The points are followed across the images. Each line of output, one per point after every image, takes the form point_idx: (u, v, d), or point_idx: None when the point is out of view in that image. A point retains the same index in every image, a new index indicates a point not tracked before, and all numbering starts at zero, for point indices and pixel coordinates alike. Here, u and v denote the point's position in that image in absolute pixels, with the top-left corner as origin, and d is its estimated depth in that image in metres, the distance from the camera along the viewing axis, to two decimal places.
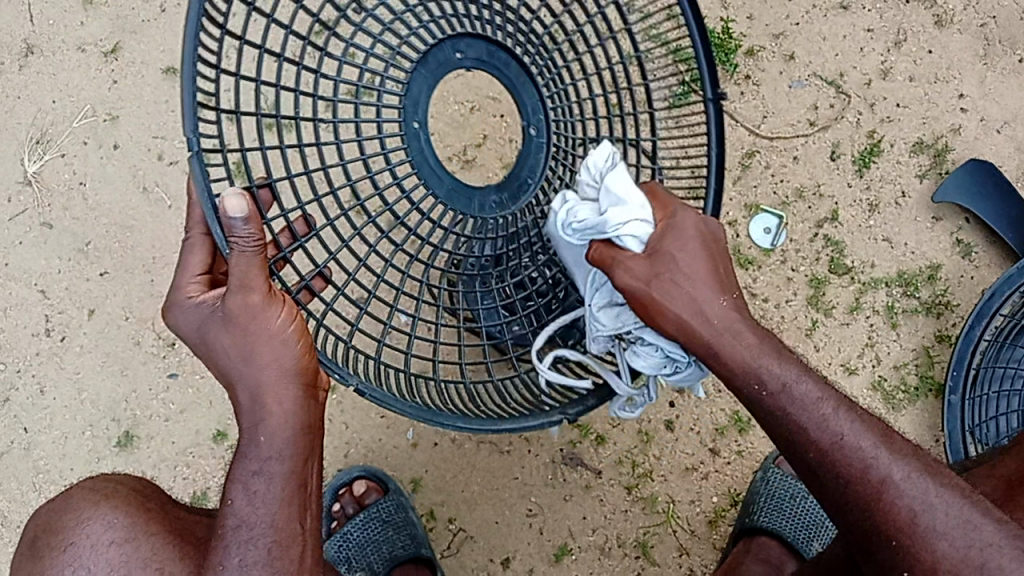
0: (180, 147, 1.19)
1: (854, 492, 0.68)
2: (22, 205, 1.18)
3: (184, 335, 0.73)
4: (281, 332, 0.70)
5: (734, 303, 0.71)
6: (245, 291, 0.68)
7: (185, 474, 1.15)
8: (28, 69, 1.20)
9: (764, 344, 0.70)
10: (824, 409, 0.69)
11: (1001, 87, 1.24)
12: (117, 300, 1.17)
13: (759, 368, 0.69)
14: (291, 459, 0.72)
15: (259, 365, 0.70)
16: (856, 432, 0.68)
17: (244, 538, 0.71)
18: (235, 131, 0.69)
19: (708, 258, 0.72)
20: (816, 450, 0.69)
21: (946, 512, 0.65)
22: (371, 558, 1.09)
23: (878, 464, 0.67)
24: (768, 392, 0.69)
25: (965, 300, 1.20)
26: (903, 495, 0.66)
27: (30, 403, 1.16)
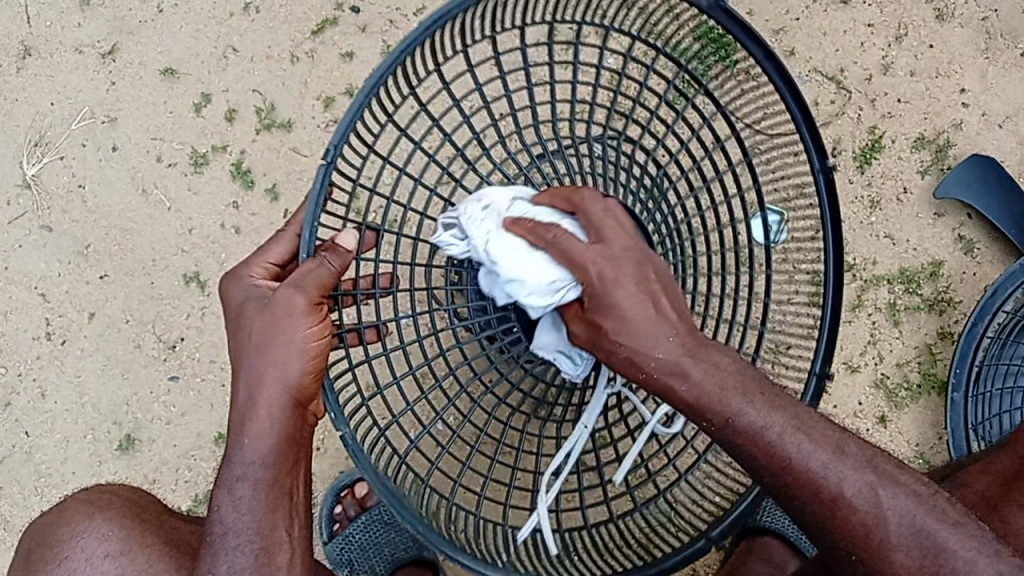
0: (179, 149, 1.19)
1: (807, 512, 0.66)
2: (21, 208, 1.18)
3: (227, 309, 0.77)
4: (301, 344, 0.71)
5: (679, 343, 0.66)
6: (296, 293, 0.71)
7: (187, 477, 1.15)
8: (25, 72, 1.19)
9: (713, 379, 0.65)
10: (776, 436, 0.65)
11: (1003, 81, 1.23)
12: (117, 303, 1.17)
13: (707, 407, 0.65)
14: (274, 466, 0.72)
15: (264, 369, 0.71)
16: (805, 454, 0.65)
17: (229, 545, 0.71)
18: (370, 170, 0.74)
19: (643, 298, 0.67)
20: (770, 474, 0.66)
21: (896, 522, 0.64)
22: (373, 560, 1.08)
23: (831, 480, 0.64)
24: (716, 427, 0.66)
25: (968, 297, 1.20)
26: (857, 511, 0.64)
27: (31, 407, 1.16)
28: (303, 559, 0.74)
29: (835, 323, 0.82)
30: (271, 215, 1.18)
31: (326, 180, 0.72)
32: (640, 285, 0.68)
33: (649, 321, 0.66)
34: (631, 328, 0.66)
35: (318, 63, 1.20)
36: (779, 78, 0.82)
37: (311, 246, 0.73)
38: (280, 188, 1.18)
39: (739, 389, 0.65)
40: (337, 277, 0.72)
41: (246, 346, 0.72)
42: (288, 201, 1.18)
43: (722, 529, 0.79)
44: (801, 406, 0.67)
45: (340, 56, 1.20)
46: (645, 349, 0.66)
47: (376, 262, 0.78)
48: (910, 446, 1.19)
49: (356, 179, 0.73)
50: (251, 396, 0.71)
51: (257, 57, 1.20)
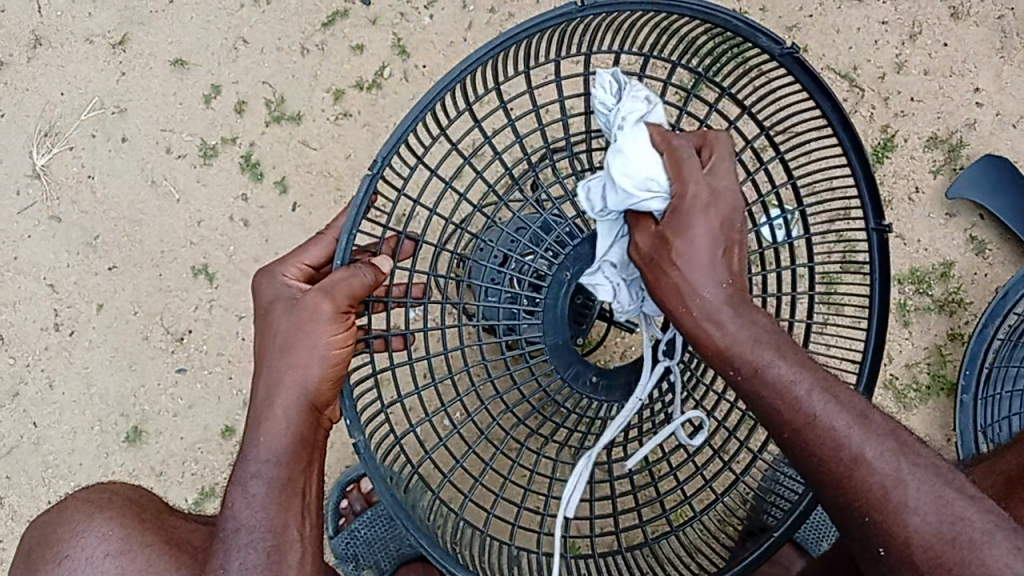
0: (188, 141, 1.19)
1: (824, 470, 0.64)
2: (31, 198, 1.18)
3: (258, 305, 0.78)
4: (323, 350, 0.70)
5: (730, 292, 0.66)
6: (322, 299, 0.70)
7: (194, 469, 1.15)
8: (35, 61, 1.19)
9: (750, 331, 0.65)
10: (806, 391, 0.64)
11: (1018, 81, 1.22)
12: (126, 294, 1.17)
13: (735, 351, 0.65)
14: (287, 465, 0.72)
15: (285, 369, 0.71)
16: (830, 412, 0.64)
17: (242, 541, 0.71)
18: (415, 185, 0.72)
19: (714, 240, 0.66)
20: (789, 430, 0.65)
21: (916, 487, 0.62)
22: (378, 556, 1.08)
23: (851, 442, 0.64)
24: (741, 376, 0.65)
25: (979, 298, 1.19)
26: (875, 474, 0.63)
27: (39, 397, 1.16)
28: (314, 559, 0.74)
29: (870, 386, 0.77)
30: (281, 208, 1.18)
31: (371, 190, 0.70)
32: (720, 227, 0.66)
33: (711, 262, 0.66)
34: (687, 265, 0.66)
35: (328, 55, 1.19)
36: (841, 125, 0.76)
37: (348, 253, 0.71)
38: (290, 181, 1.18)
39: (774, 344, 0.65)
40: (371, 289, 0.71)
41: (270, 346, 0.72)
42: (297, 194, 1.18)
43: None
44: (832, 376, 0.67)
45: (350, 49, 1.19)
46: (691, 286, 0.66)
47: (412, 271, 0.76)
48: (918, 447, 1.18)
49: (402, 193, 0.71)
50: (269, 394, 0.71)
51: (267, 49, 1.19)
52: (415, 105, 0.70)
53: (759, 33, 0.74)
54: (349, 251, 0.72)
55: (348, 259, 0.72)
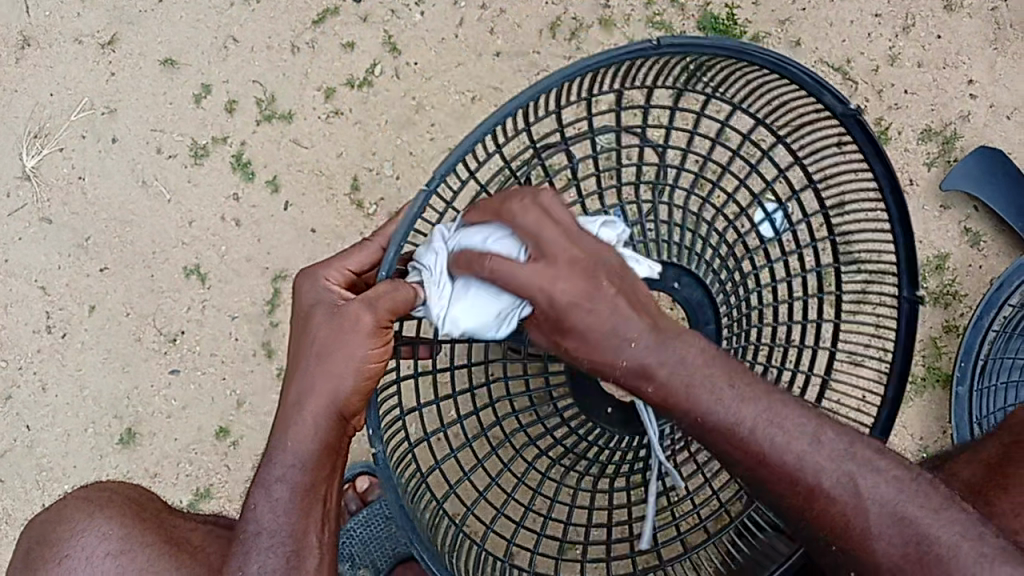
0: (179, 141, 1.18)
1: (787, 494, 0.64)
2: (21, 200, 1.17)
3: (295, 305, 0.75)
4: (359, 361, 0.70)
5: (642, 349, 0.63)
6: (366, 309, 0.69)
7: (189, 470, 1.15)
8: (24, 62, 1.18)
9: (680, 376, 0.63)
10: (751, 427, 0.63)
11: (1012, 72, 1.22)
12: (118, 296, 1.16)
13: (672, 405, 0.64)
14: (312, 471, 0.72)
15: (319, 376, 0.70)
16: (779, 447, 0.63)
17: (264, 544, 0.72)
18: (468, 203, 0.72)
19: (597, 314, 0.62)
20: (745, 464, 0.64)
21: (877, 512, 0.62)
22: (375, 555, 1.06)
23: (808, 473, 0.63)
24: (686, 423, 0.65)
25: (973, 290, 1.19)
26: (836, 502, 0.63)
27: (32, 400, 1.15)
28: (331, 562, 0.74)
29: (890, 423, 0.81)
30: (273, 208, 1.17)
31: (423, 204, 0.71)
32: (592, 296, 0.62)
33: (608, 337, 0.62)
34: (590, 346, 0.63)
35: (319, 53, 1.19)
36: (890, 188, 0.79)
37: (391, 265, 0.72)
38: (282, 180, 1.18)
39: (706, 384, 0.63)
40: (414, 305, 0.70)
41: (308, 349, 0.71)
42: (290, 193, 1.18)
43: None
44: (775, 394, 0.65)
45: (341, 47, 1.19)
46: (607, 360, 0.63)
47: None
48: (914, 439, 1.18)
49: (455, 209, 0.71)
50: (298, 400, 0.70)
51: (257, 47, 1.19)
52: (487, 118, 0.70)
53: (825, 90, 0.75)
54: (393, 263, 0.73)
55: (391, 270, 0.73)
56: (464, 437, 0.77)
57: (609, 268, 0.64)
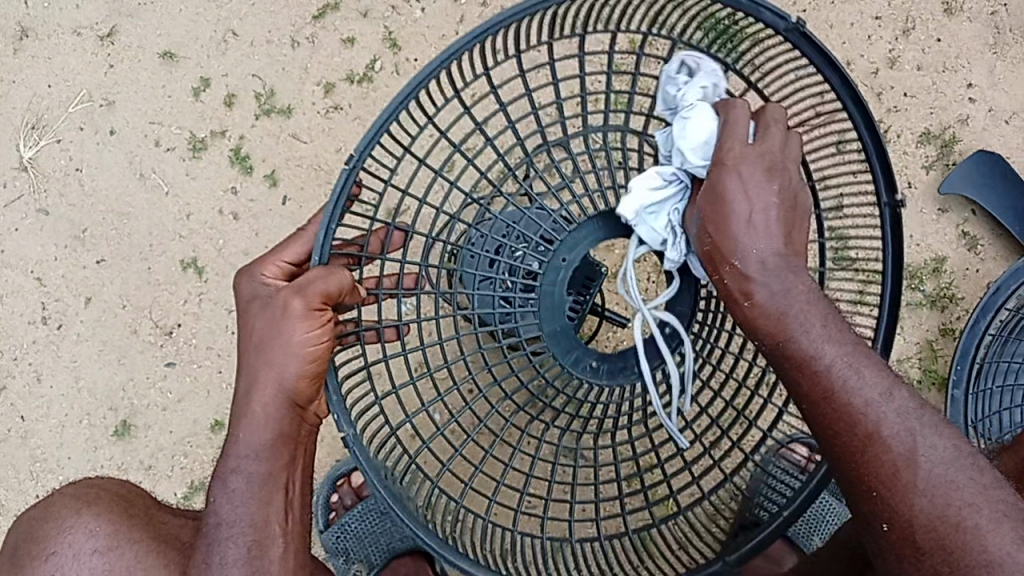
0: (178, 133, 1.18)
1: (843, 441, 0.63)
2: (18, 191, 1.16)
3: (240, 304, 0.79)
4: (297, 347, 0.70)
5: (766, 252, 0.66)
6: (294, 296, 0.70)
7: (183, 463, 1.15)
8: (23, 53, 1.18)
9: (777, 299, 0.65)
10: (830, 363, 0.63)
11: (1011, 76, 1.22)
12: (114, 288, 1.16)
13: (770, 313, 0.65)
14: (268, 461, 0.71)
15: (261, 367, 0.71)
16: (852, 389, 0.62)
17: (223, 537, 0.70)
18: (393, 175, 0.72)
19: (747, 204, 0.67)
20: (810, 400, 0.64)
21: (929, 469, 0.60)
22: (369, 550, 1.07)
23: (872, 416, 0.62)
24: (767, 345, 0.66)
25: (970, 294, 1.19)
26: (890, 450, 0.61)
27: (27, 392, 1.15)
28: (297, 551, 0.72)
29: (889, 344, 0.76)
30: (271, 202, 1.17)
31: (347, 184, 0.71)
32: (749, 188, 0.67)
33: (739, 225, 0.67)
34: (716, 225, 0.68)
35: (319, 47, 1.18)
36: (849, 97, 0.75)
37: (323, 252, 0.72)
38: (280, 174, 1.17)
39: (802, 317, 0.64)
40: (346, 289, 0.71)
41: (249, 345, 0.73)
42: (288, 187, 1.17)
43: (739, 555, 0.77)
44: (863, 348, 0.65)
45: (341, 42, 1.18)
46: (726, 242, 0.67)
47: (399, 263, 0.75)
48: None
49: (377, 184, 0.71)
50: (248, 392, 0.71)
51: (257, 41, 1.18)
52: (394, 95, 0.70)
53: (761, 8, 0.72)
54: (326, 249, 0.72)
55: (326, 256, 0.72)
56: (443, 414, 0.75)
57: (787, 182, 0.68)
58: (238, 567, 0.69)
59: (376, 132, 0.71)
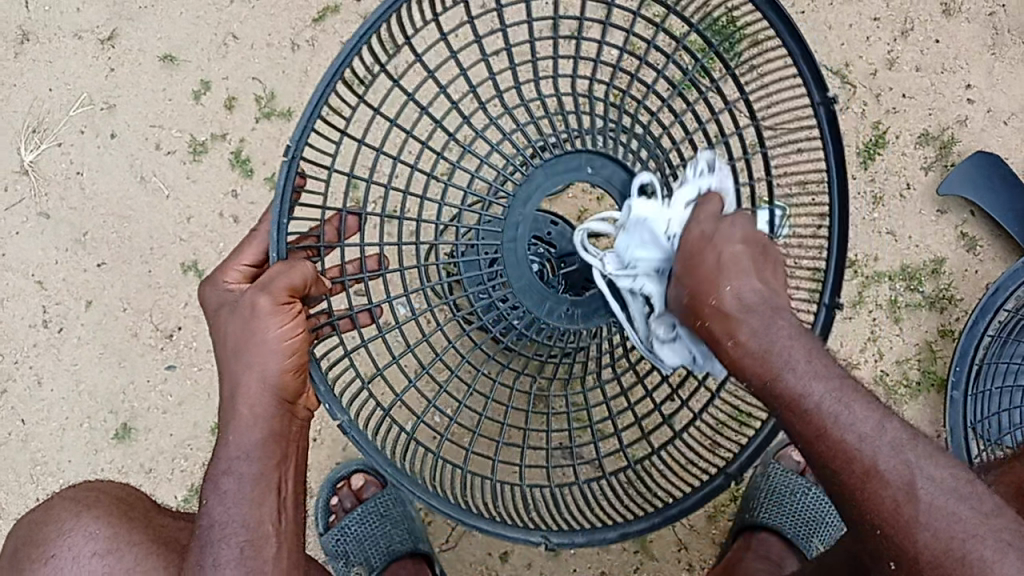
0: (178, 137, 1.18)
1: (842, 478, 0.62)
2: (19, 194, 1.17)
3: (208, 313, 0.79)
4: (274, 342, 0.70)
5: (742, 295, 0.66)
6: (260, 294, 0.70)
7: (184, 466, 1.15)
8: (24, 56, 1.18)
9: (760, 339, 0.65)
10: (817, 400, 0.63)
11: (1009, 78, 1.22)
12: (114, 291, 1.16)
13: (753, 359, 0.65)
14: (259, 462, 0.71)
15: (241, 368, 0.70)
16: (843, 425, 0.62)
17: (216, 539, 0.70)
18: (334, 155, 0.73)
19: (718, 252, 0.68)
20: (804, 441, 0.64)
21: (929, 502, 0.60)
22: (369, 552, 1.07)
23: (864, 451, 0.62)
24: (754, 387, 0.65)
25: (969, 295, 1.19)
26: (888, 485, 0.61)
27: (28, 395, 1.15)
28: (290, 550, 0.73)
29: (842, 261, 0.80)
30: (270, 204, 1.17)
31: (289, 176, 0.72)
32: (721, 239, 0.69)
33: (717, 270, 0.67)
34: (694, 275, 0.69)
35: (319, 50, 1.19)
36: (788, 31, 0.78)
37: (281, 251, 0.73)
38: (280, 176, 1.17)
39: (785, 356, 0.64)
40: (308, 280, 0.71)
41: (224, 348, 0.73)
42: None
43: (742, 464, 0.79)
44: (849, 382, 0.65)
45: (341, 44, 1.19)
46: (702, 289, 0.68)
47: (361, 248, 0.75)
48: None
49: (321, 169, 0.72)
50: (231, 393, 0.71)
51: (257, 44, 1.19)
52: (317, 85, 0.71)
53: None
54: (284, 245, 0.74)
55: (284, 252, 0.74)
56: (425, 373, 0.78)
57: (758, 236, 0.70)
58: (232, 567, 0.69)
59: (308, 122, 0.71)
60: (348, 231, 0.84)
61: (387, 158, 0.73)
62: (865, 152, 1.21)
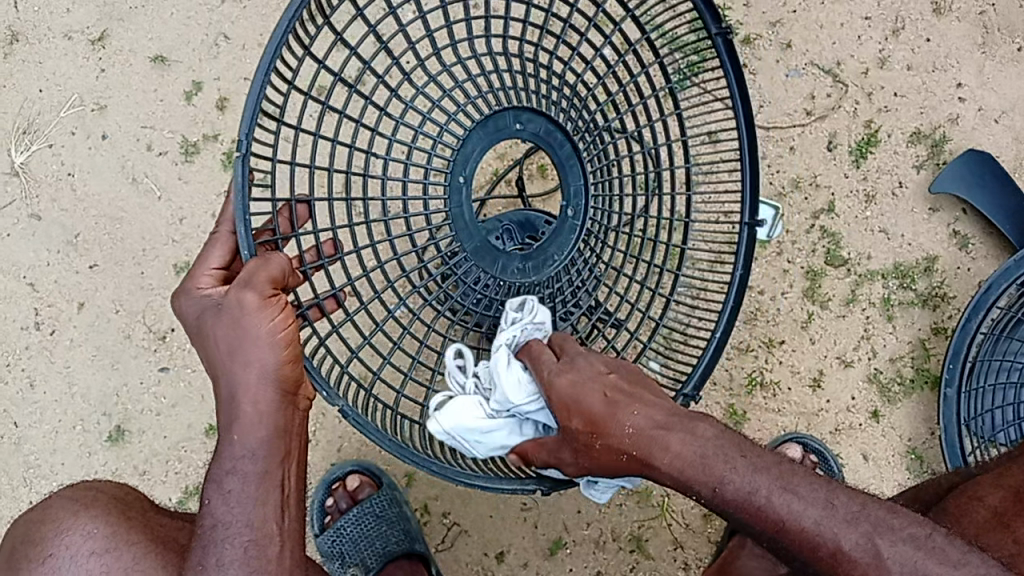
0: (170, 137, 1.18)
1: (813, 560, 0.63)
2: (10, 195, 1.16)
3: (185, 325, 0.75)
4: (268, 336, 0.70)
5: (647, 420, 0.71)
6: (246, 291, 0.70)
7: (178, 468, 1.14)
8: (13, 57, 1.17)
9: (692, 450, 0.68)
10: (758, 501, 0.65)
11: (1000, 76, 1.23)
12: (107, 293, 1.16)
13: (687, 477, 0.67)
14: (264, 460, 0.70)
15: (237, 369, 0.70)
16: (796, 513, 0.64)
17: (219, 540, 0.70)
18: (274, 138, 0.75)
19: (597, 391, 0.74)
20: (769, 536, 0.65)
21: (899, 570, 0.60)
22: (365, 553, 1.08)
23: (825, 538, 0.63)
24: (704, 498, 0.67)
25: (962, 292, 1.20)
26: (858, 564, 0.62)
27: (20, 398, 1.14)
28: (292, 549, 0.72)
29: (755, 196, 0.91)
30: None
31: (245, 171, 0.73)
32: (595, 383, 0.75)
33: (617, 409, 0.72)
34: (586, 416, 0.73)
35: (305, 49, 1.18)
36: None
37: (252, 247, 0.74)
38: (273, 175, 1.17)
39: (718, 460, 0.67)
40: (286, 271, 0.72)
41: (214, 350, 0.71)
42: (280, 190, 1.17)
43: (695, 386, 0.90)
44: (784, 465, 0.67)
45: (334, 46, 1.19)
46: (606, 425, 0.72)
47: (317, 231, 0.78)
48: (902, 440, 1.18)
49: (273, 161, 0.74)
50: (231, 395, 0.70)
51: (249, 45, 1.19)
52: (252, 81, 0.72)
53: None
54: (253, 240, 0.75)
55: (255, 249, 0.75)
56: (401, 348, 0.83)
57: (623, 373, 0.76)
58: (237, 567, 0.69)
59: (254, 114, 0.72)
60: (301, 220, 0.85)
61: (333, 137, 0.75)
62: (858, 149, 1.21)
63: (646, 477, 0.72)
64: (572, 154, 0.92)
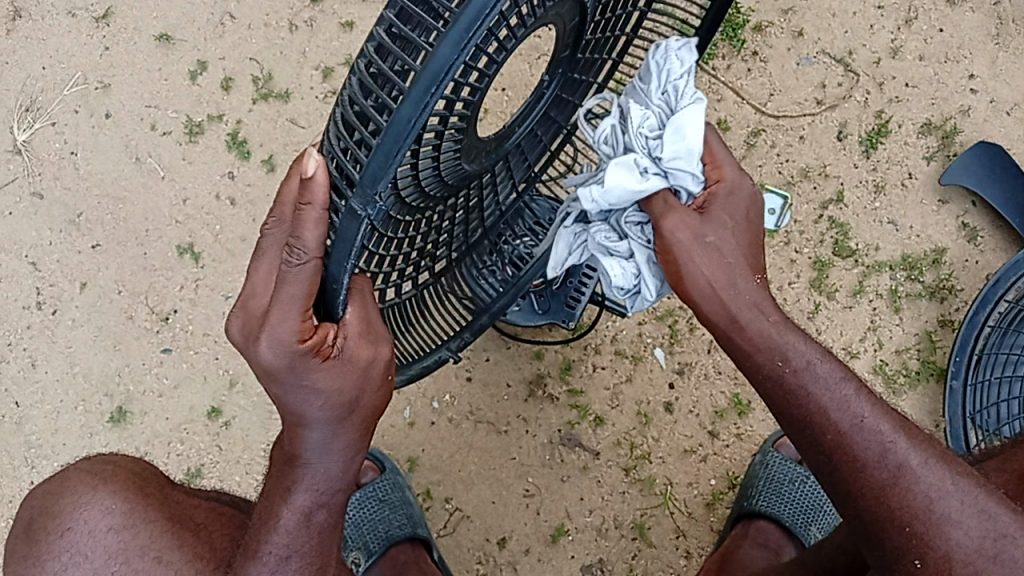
0: (174, 117, 1.17)
1: (876, 469, 0.67)
2: (12, 173, 1.16)
3: (265, 368, 0.56)
4: (383, 380, 0.62)
5: (763, 283, 0.70)
6: (373, 345, 0.59)
7: (179, 451, 1.13)
8: (15, 33, 1.18)
9: (794, 329, 0.70)
10: (846, 391, 0.69)
11: (1013, 67, 1.22)
12: (110, 273, 1.15)
13: (784, 345, 0.68)
14: (352, 486, 0.68)
15: (354, 420, 0.62)
16: (876, 416, 0.68)
17: (295, 567, 0.69)
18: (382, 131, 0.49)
19: (739, 230, 0.70)
20: (831, 444, 0.68)
21: (959, 499, 0.66)
22: (366, 538, 1.07)
23: (896, 449, 0.67)
24: (792, 369, 0.68)
25: (970, 285, 1.18)
26: (920, 482, 0.67)
27: (21, 377, 1.14)
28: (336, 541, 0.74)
29: None
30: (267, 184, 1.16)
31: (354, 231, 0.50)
32: (745, 223, 0.70)
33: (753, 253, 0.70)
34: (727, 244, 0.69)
35: (315, 31, 1.18)
36: None
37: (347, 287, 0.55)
38: (278, 156, 1.16)
39: (810, 345, 0.70)
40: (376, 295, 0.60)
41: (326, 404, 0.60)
42: (285, 169, 1.16)
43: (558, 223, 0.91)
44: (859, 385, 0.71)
45: (339, 25, 1.18)
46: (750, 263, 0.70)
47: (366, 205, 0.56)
48: None
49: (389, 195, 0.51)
50: (336, 442, 0.63)
51: (254, 24, 1.18)
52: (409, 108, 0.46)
53: None
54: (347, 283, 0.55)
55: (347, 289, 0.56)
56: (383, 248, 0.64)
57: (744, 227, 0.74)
58: None
59: (397, 157, 0.47)
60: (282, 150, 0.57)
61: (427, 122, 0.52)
62: (867, 137, 1.20)
63: (727, 332, 0.69)
64: (575, 31, 0.66)
